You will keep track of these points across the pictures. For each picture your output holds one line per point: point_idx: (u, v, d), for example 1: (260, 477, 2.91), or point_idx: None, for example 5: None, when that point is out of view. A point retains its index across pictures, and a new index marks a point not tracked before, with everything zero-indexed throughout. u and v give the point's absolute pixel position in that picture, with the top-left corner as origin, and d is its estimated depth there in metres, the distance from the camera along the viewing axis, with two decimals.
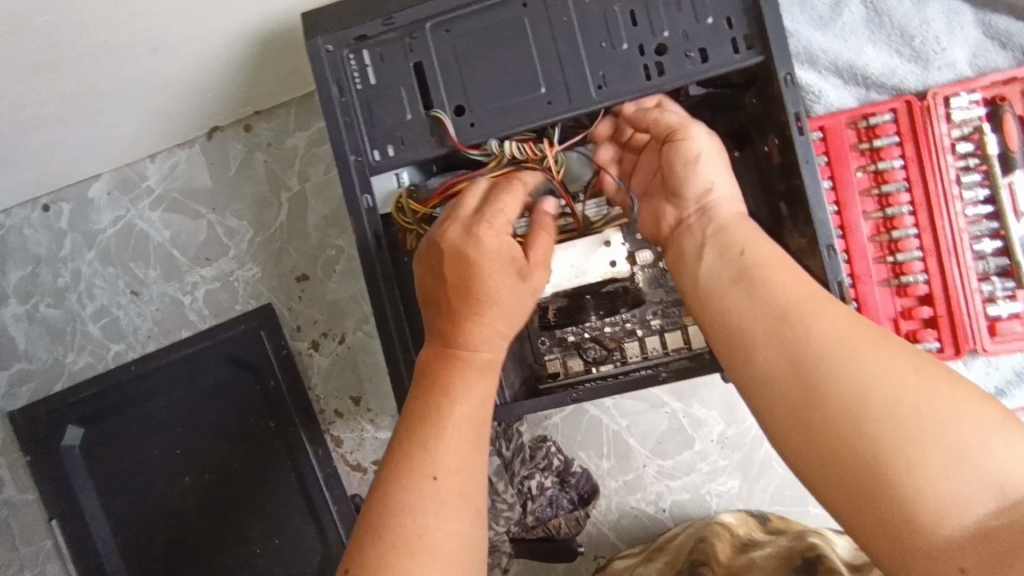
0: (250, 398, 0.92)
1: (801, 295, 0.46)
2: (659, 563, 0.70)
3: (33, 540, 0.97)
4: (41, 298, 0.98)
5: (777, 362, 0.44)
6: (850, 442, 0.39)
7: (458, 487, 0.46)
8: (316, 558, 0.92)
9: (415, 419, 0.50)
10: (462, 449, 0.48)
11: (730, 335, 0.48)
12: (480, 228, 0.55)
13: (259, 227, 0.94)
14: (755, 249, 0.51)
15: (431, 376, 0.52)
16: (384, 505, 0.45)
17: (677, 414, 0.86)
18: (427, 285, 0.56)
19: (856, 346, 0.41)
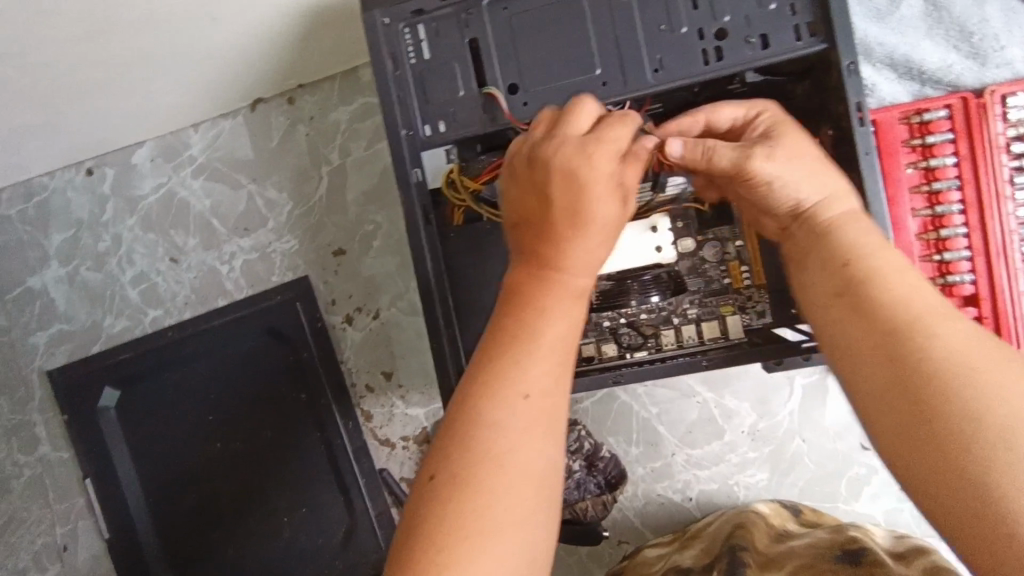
0: (282, 369, 0.93)
1: (921, 297, 0.41)
2: (694, 549, 0.72)
3: (67, 497, 0.99)
4: (82, 261, 1.00)
5: (883, 357, 0.40)
6: (953, 450, 0.35)
7: (548, 415, 0.42)
8: (341, 530, 0.92)
9: (507, 333, 0.44)
10: (554, 372, 0.43)
11: (841, 315, 0.44)
12: (593, 146, 0.49)
13: (298, 200, 0.95)
14: (871, 247, 0.46)
15: (523, 290, 0.47)
16: (464, 417, 0.41)
17: (709, 404, 0.86)
18: (525, 203, 0.51)
19: (976, 355, 0.37)
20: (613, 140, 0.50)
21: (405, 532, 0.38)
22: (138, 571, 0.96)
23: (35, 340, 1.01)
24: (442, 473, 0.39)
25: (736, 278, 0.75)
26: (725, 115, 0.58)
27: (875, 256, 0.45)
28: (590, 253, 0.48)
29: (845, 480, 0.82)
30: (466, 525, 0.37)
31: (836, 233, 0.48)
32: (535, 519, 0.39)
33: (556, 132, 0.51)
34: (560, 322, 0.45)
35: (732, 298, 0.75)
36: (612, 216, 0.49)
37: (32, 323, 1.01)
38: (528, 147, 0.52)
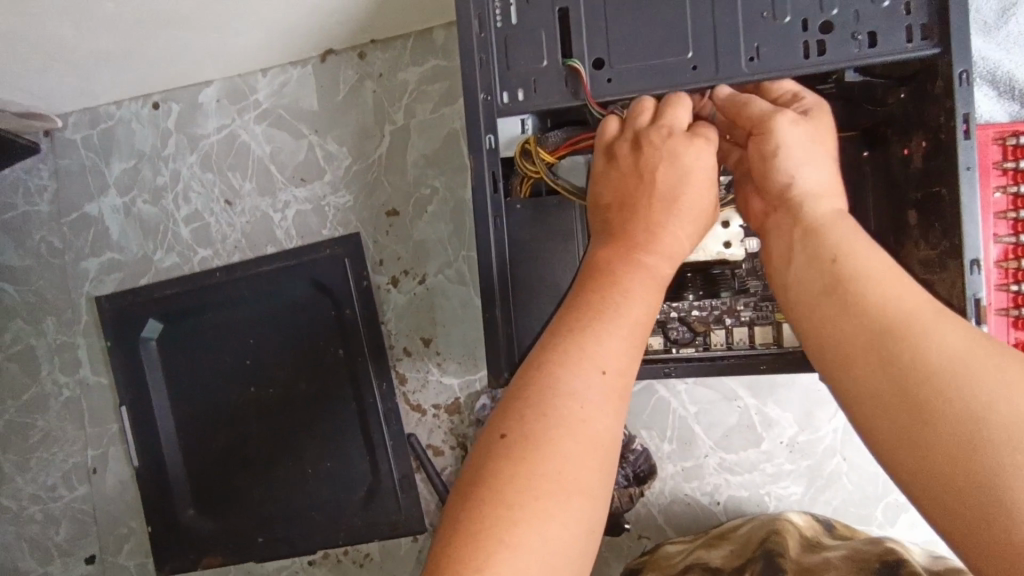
0: (324, 323, 0.93)
1: (905, 294, 0.42)
2: (724, 549, 0.71)
3: (101, 422, 1.01)
4: (140, 193, 1.01)
5: (868, 363, 0.40)
6: (954, 454, 0.35)
7: (620, 393, 0.45)
8: (363, 488, 0.93)
9: (585, 313, 0.48)
10: (628, 352, 0.47)
11: (823, 307, 0.45)
12: (700, 141, 0.54)
13: (358, 156, 0.94)
14: (853, 241, 0.47)
15: (609, 273, 0.51)
16: (540, 384, 0.44)
17: (750, 410, 0.84)
18: (621, 185, 0.56)
19: (964, 354, 0.37)
20: (715, 141, 0.55)
21: (472, 489, 0.41)
22: (162, 503, 0.97)
23: (86, 266, 1.02)
24: (518, 433, 0.42)
25: None
26: (783, 87, 0.60)
27: (860, 256, 0.45)
28: (679, 237, 0.53)
29: (882, 504, 0.80)
30: (535, 483, 0.40)
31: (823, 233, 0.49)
32: (593, 475, 0.42)
33: (664, 122, 0.56)
34: (639, 303, 0.49)
35: None
36: (705, 205, 0.55)
37: (85, 248, 1.03)
38: (635, 131, 0.57)
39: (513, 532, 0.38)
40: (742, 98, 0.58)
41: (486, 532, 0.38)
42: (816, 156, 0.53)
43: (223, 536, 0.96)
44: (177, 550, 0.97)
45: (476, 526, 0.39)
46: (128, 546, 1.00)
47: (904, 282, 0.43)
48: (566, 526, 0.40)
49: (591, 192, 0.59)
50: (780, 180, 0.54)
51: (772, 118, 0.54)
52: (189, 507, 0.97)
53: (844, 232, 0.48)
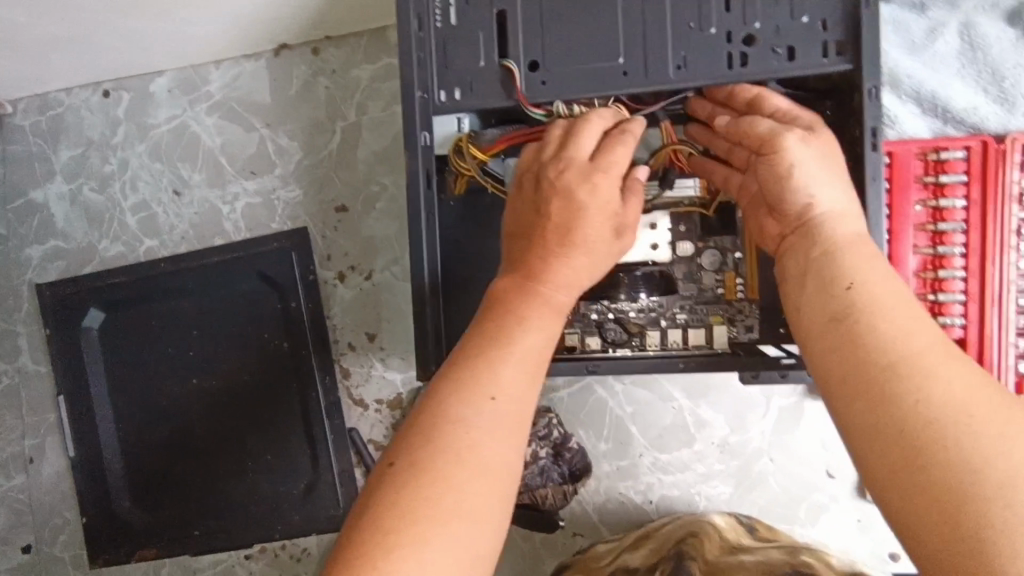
0: (269, 316, 0.93)
1: (914, 333, 0.42)
2: (646, 550, 0.75)
3: (39, 411, 1.00)
4: (86, 181, 1.00)
5: (869, 398, 0.41)
6: (946, 498, 0.36)
7: (511, 420, 0.47)
8: (303, 482, 0.93)
9: (489, 341, 0.50)
10: (522, 379, 0.49)
11: (833, 336, 0.45)
12: (596, 175, 0.56)
13: (309, 151, 0.95)
14: (870, 273, 0.47)
15: (505, 304, 0.53)
16: (434, 413, 0.46)
17: (683, 411, 0.86)
18: (528, 218, 0.58)
19: (970, 401, 0.38)
20: (612, 174, 0.57)
21: (361, 514, 0.43)
22: (100, 494, 0.96)
23: (29, 252, 1.01)
24: (406, 461, 0.44)
25: (730, 289, 0.78)
26: (777, 100, 0.60)
27: (872, 291, 0.46)
28: (572, 268, 0.55)
29: (806, 505, 0.82)
30: (419, 506, 0.42)
31: (841, 261, 0.49)
32: (482, 500, 0.43)
33: (564, 154, 0.58)
34: (536, 334, 0.51)
35: (721, 308, 0.77)
36: (604, 237, 0.56)
37: (29, 235, 1.01)
38: (539, 164, 0.59)
39: (389, 560, 0.40)
40: (747, 121, 0.59)
41: (363, 551, 0.40)
42: (831, 175, 0.54)
43: (160, 529, 0.95)
44: (114, 542, 0.96)
45: (357, 546, 0.41)
46: (63, 538, 0.99)
47: (916, 318, 0.43)
48: (445, 546, 0.41)
49: (504, 222, 0.61)
50: (796, 202, 0.54)
51: (782, 137, 0.55)
52: (126, 499, 0.96)
53: (857, 258, 0.49)
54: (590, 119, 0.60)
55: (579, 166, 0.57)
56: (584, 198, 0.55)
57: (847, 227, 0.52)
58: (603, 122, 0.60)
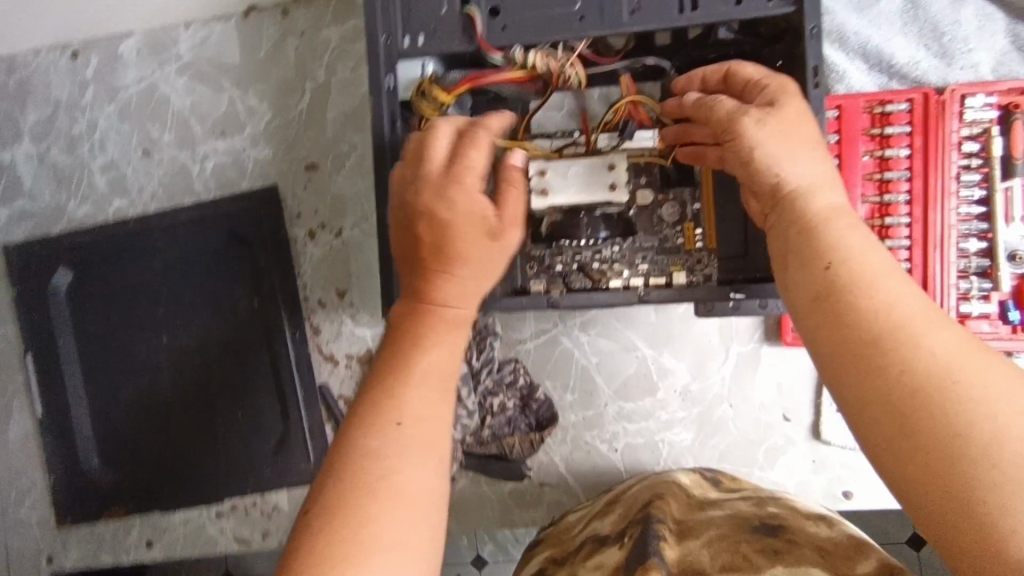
0: (239, 274, 0.94)
1: (899, 301, 0.44)
2: (614, 516, 0.73)
3: (6, 372, 0.99)
4: (55, 142, 0.99)
5: (858, 370, 0.43)
6: (936, 460, 0.38)
7: (417, 442, 0.50)
8: (274, 437, 0.94)
9: (391, 368, 0.53)
10: (428, 400, 0.52)
11: (817, 313, 0.47)
12: (450, 189, 0.58)
13: (278, 111, 0.95)
14: (855, 245, 0.48)
15: (402, 330, 0.55)
16: (347, 452, 0.49)
17: (647, 360, 0.88)
18: (405, 245, 0.60)
19: (956, 364, 0.40)
20: (468, 184, 0.58)
21: (287, 564, 0.46)
22: (69, 453, 0.97)
23: None
24: (320, 507, 0.47)
25: (689, 239, 0.82)
26: (751, 70, 0.63)
27: (853, 260, 0.47)
28: (453, 283, 0.57)
29: (764, 447, 0.85)
30: (338, 546, 0.45)
31: (822, 234, 0.50)
32: (402, 527, 0.46)
33: (422, 176, 0.60)
34: (439, 353, 0.54)
35: (682, 258, 0.81)
36: (478, 243, 0.58)
37: None
38: (398, 196, 0.61)
39: None
40: (708, 101, 0.61)
41: None
42: (802, 151, 0.54)
43: (129, 486, 0.95)
44: (84, 501, 0.96)
45: None
46: (30, 499, 0.98)
47: (901, 287, 0.45)
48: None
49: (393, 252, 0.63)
50: (770, 179, 0.55)
51: (736, 122, 0.57)
52: (95, 457, 0.96)
53: (844, 230, 0.49)
54: (440, 127, 0.62)
55: (439, 177, 0.59)
56: (443, 214, 0.57)
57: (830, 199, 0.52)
58: (450, 126, 0.62)
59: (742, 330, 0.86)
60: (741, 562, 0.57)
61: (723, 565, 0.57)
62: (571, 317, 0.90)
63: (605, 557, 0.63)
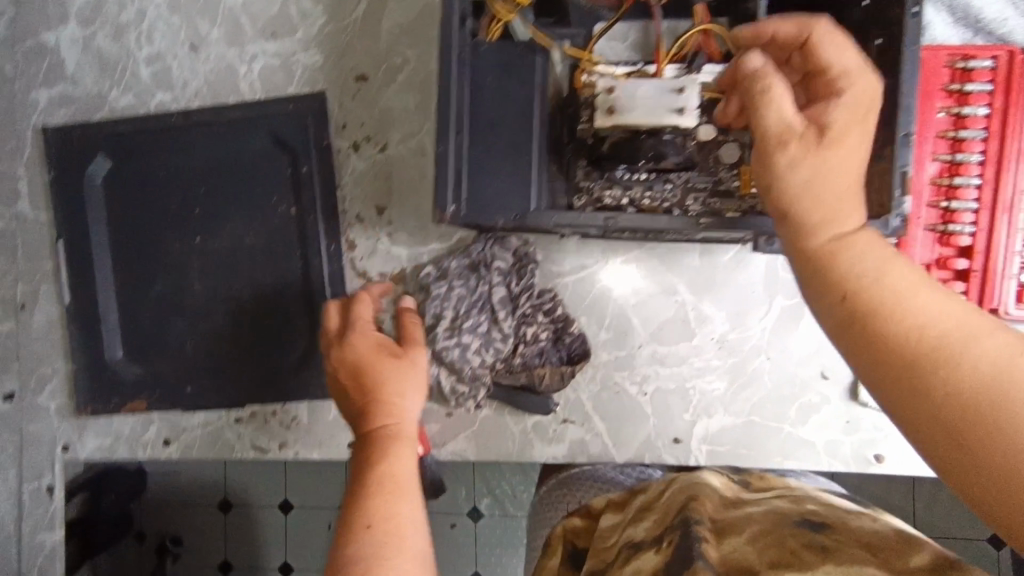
0: (278, 180, 0.92)
1: (930, 314, 0.40)
2: (648, 521, 0.64)
3: (35, 257, 0.98)
4: (101, 28, 0.97)
5: (906, 398, 0.39)
6: (1007, 479, 0.34)
7: (389, 533, 0.61)
8: (300, 348, 0.93)
9: (362, 483, 0.66)
10: (390, 496, 0.64)
11: (849, 345, 0.44)
12: (352, 346, 0.79)
13: (332, 16, 0.92)
14: (874, 268, 0.43)
15: (365, 455, 0.70)
16: (342, 558, 0.59)
17: (686, 305, 0.87)
18: (344, 405, 0.78)
19: (1010, 367, 0.36)
20: (366, 336, 0.80)
21: None
22: (93, 343, 0.97)
23: (36, 96, 0.99)
24: None
25: (744, 184, 0.80)
26: (846, 56, 0.53)
27: (875, 286, 0.43)
28: (394, 402, 0.75)
29: (797, 404, 0.84)
30: None
31: (839, 261, 0.46)
32: None
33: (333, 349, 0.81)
34: (398, 461, 0.69)
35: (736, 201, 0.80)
36: (390, 365, 0.77)
37: (37, 77, 0.99)
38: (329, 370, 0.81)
39: None
40: (768, 82, 0.53)
41: None
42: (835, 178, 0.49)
43: (151, 382, 0.96)
44: (105, 393, 0.97)
45: None
46: (50, 387, 0.99)
47: (933, 298, 0.41)
48: None
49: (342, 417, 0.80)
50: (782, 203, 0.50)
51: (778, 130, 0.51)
52: (118, 350, 0.96)
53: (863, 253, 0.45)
54: (331, 310, 0.85)
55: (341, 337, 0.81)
56: (354, 359, 0.78)
57: (844, 222, 0.47)
58: (338, 306, 0.85)
59: (788, 284, 0.84)
60: (789, 557, 0.49)
61: (772, 561, 0.49)
62: (614, 253, 0.88)
63: (642, 564, 0.56)
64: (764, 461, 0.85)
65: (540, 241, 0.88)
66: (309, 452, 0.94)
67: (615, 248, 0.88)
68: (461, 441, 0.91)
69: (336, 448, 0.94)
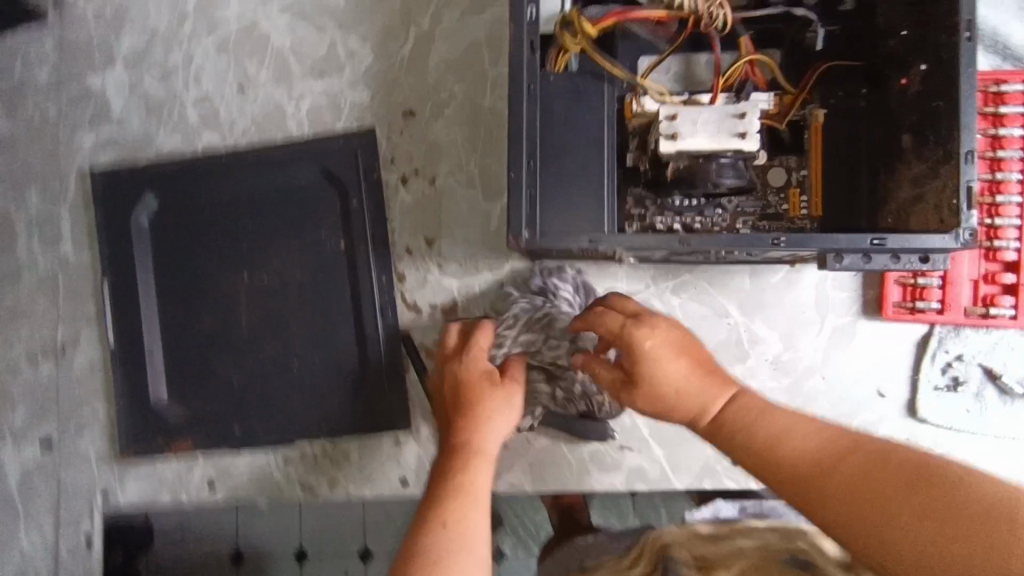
0: (328, 215, 0.93)
1: (798, 445, 0.58)
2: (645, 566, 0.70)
3: (78, 299, 0.98)
4: (148, 71, 0.98)
5: (798, 497, 0.56)
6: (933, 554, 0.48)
7: (458, 541, 0.63)
8: (350, 382, 0.93)
9: (444, 489, 0.67)
10: (463, 508, 0.66)
11: (767, 474, 0.58)
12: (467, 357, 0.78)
13: (380, 55, 0.94)
14: (690, 376, 0.65)
15: (450, 462, 0.70)
16: (417, 551, 0.62)
17: (738, 328, 0.87)
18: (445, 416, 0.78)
19: (867, 478, 0.53)
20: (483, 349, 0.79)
21: None
22: (138, 383, 0.96)
23: (81, 139, 0.99)
24: None
25: (793, 206, 0.81)
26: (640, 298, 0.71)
27: (751, 431, 0.61)
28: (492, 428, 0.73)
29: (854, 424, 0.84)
30: None
31: (713, 421, 0.63)
32: None
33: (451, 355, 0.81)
34: (481, 476, 0.69)
35: (786, 224, 0.81)
36: (495, 388, 0.76)
37: (82, 121, 1.00)
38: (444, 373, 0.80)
39: None
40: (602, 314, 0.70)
41: None
42: (673, 370, 0.65)
43: (197, 422, 0.94)
44: (148, 435, 0.95)
45: None
46: (91, 431, 0.97)
47: (791, 424, 0.60)
48: None
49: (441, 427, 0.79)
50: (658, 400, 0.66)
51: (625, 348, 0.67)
52: (163, 392, 0.95)
53: (664, 366, 0.65)
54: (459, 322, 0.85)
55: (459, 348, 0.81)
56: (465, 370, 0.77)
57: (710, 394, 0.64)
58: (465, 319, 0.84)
59: (839, 303, 0.85)
60: None
61: None
62: (665, 278, 0.89)
63: None
64: None
65: (590, 268, 0.89)
66: (360, 489, 0.93)
67: (665, 273, 0.88)
68: (518, 472, 0.90)
69: (388, 483, 0.93)
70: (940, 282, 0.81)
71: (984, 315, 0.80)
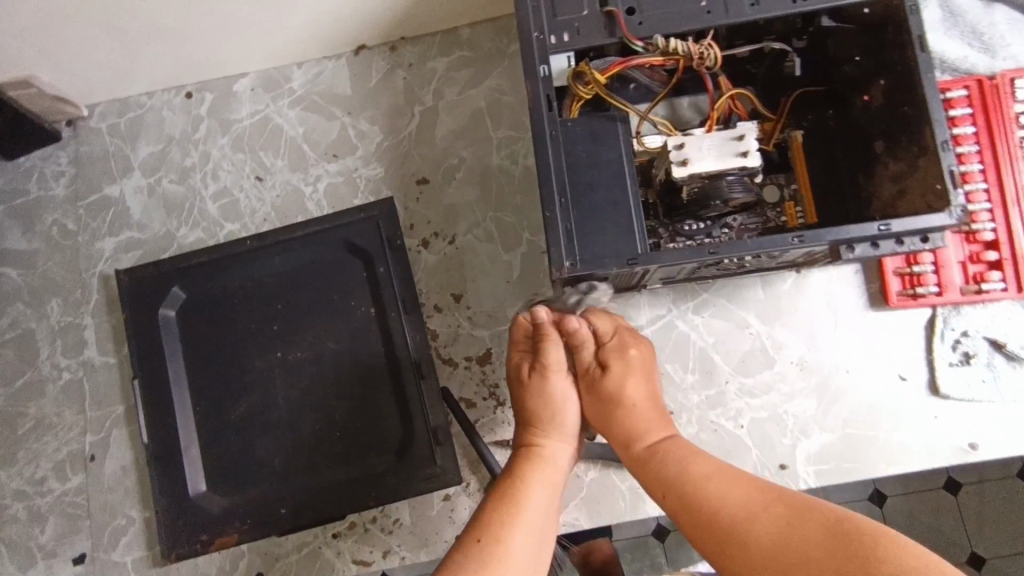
0: (356, 283, 0.96)
1: (726, 494, 0.62)
2: None
3: (106, 402, 0.98)
4: (166, 173, 1.03)
5: (714, 540, 0.61)
6: None
7: (495, 553, 0.62)
8: (394, 445, 0.92)
9: (491, 500, 0.68)
10: (505, 520, 0.65)
11: (690, 511, 0.63)
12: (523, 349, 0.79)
13: (389, 132, 1.02)
14: (642, 410, 0.74)
15: (504, 474, 0.71)
16: (456, 559, 0.61)
17: (761, 336, 0.93)
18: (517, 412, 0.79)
19: (782, 530, 0.57)
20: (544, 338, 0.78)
21: None
22: (175, 480, 0.94)
23: (102, 245, 1.02)
24: None
25: (791, 217, 0.91)
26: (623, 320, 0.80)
27: (687, 477, 0.66)
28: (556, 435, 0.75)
29: (884, 413, 0.89)
30: None
31: (655, 460, 0.70)
32: None
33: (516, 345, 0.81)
34: (536, 492, 0.69)
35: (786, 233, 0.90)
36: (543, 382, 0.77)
37: (102, 229, 1.03)
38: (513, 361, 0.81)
39: None
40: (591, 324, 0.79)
41: None
42: (639, 391, 0.75)
43: (240, 511, 0.92)
44: (188, 533, 0.92)
45: None
46: (126, 538, 0.94)
47: (722, 471, 0.65)
48: None
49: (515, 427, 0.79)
50: (619, 423, 0.74)
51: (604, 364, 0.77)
52: (202, 483, 0.94)
53: (628, 388, 0.75)
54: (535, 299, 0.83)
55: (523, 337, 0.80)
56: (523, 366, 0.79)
57: (654, 433, 0.72)
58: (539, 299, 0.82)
59: (847, 300, 0.92)
60: None
61: None
62: (686, 301, 0.94)
63: None
64: (873, 471, 0.87)
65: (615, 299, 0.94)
66: (416, 555, 0.90)
67: (683, 295, 0.94)
68: (573, 509, 0.90)
69: (443, 545, 0.90)
70: (933, 268, 0.89)
71: (978, 291, 0.88)
